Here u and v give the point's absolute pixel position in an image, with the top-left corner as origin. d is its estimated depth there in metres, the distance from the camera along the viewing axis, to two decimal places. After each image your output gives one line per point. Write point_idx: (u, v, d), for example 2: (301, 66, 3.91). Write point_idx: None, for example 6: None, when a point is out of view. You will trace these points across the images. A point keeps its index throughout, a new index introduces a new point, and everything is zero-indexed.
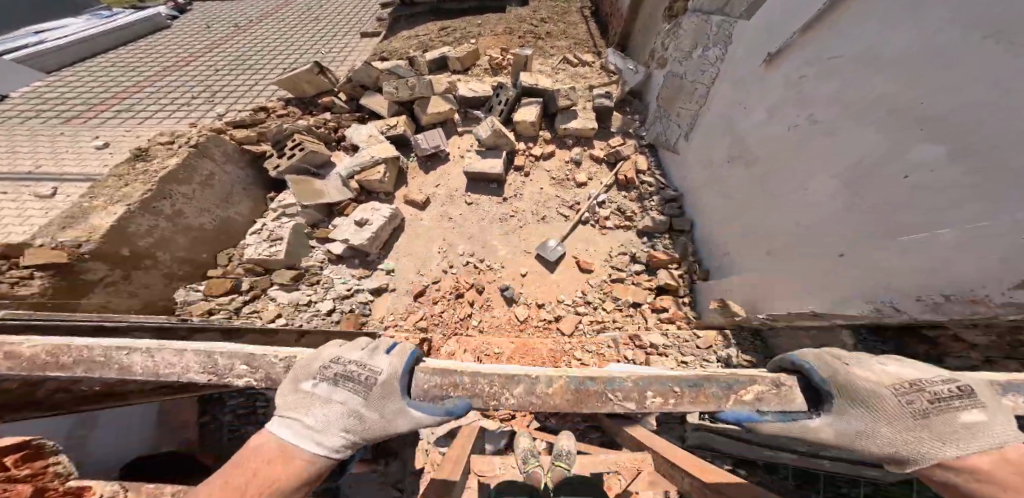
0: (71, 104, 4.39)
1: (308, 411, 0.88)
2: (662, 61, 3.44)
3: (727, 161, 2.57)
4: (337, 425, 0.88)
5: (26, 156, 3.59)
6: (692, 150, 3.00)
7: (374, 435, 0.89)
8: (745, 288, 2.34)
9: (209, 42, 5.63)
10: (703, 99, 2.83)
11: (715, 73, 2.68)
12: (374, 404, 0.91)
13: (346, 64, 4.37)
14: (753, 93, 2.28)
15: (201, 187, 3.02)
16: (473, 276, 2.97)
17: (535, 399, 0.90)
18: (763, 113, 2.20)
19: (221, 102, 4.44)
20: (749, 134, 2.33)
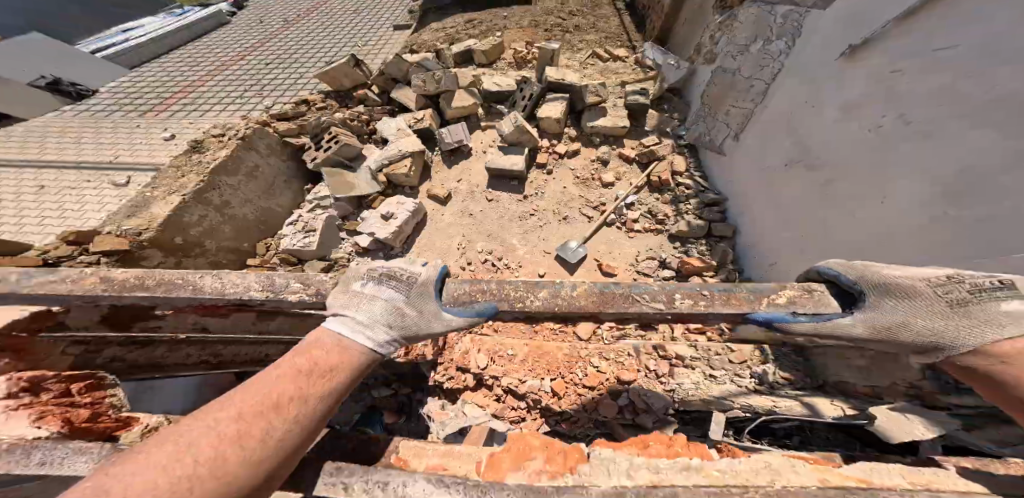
0: (146, 99, 4.87)
1: (356, 308, 0.96)
2: (710, 56, 3.19)
3: (782, 162, 2.37)
4: (382, 320, 0.95)
5: (107, 146, 4.05)
6: (741, 152, 2.76)
7: (413, 330, 0.96)
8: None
9: (260, 38, 5.98)
10: (762, 96, 2.55)
11: (776, 68, 2.44)
12: (413, 302, 0.99)
13: (381, 57, 4.45)
14: (825, 92, 2.06)
15: (246, 179, 3.27)
16: (489, 274, 2.90)
17: (559, 300, 0.97)
18: (835, 112, 1.98)
19: (270, 95, 4.73)
20: (815, 137, 2.12)
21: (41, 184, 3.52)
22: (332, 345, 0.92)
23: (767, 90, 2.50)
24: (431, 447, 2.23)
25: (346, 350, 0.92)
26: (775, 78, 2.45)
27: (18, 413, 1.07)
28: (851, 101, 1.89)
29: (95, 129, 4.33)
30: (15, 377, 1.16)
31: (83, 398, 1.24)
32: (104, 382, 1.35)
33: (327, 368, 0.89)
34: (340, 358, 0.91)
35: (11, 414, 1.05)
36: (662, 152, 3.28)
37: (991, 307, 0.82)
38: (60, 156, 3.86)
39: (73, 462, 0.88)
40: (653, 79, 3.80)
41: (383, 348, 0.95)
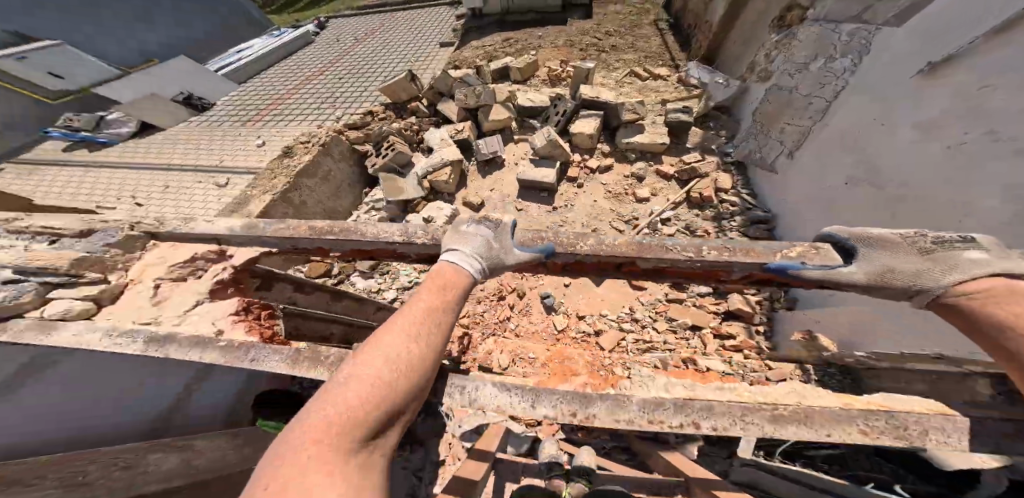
0: (246, 113, 5.76)
1: (458, 241, 1.09)
2: (764, 75, 2.90)
3: (838, 181, 2.09)
4: (474, 250, 1.07)
5: (216, 152, 4.91)
6: (795, 171, 2.47)
7: (496, 261, 1.08)
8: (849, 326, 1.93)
9: (333, 57, 6.73)
10: (822, 115, 2.26)
11: (840, 85, 2.17)
12: (496, 239, 1.12)
13: (430, 72, 4.79)
14: (898, 109, 1.79)
15: (321, 181, 3.74)
16: (515, 280, 3.07)
17: (607, 247, 1.06)
18: (907, 128, 1.72)
19: (340, 107, 5.34)
20: (880, 158, 1.85)
21: (168, 183, 4.42)
22: (447, 273, 1.03)
23: (828, 108, 2.22)
24: (445, 444, 2.39)
25: (456, 274, 1.03)
26: (837, 96, 2.18)
27: (234, 326, 1.32)
28: (929, 118, 1.63)
29: (211, 137, 5.26)
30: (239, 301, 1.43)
31: (266, 323, 1.48)
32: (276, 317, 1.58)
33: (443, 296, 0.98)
34: (448, 284, 1.01)
35: (229, 326, 1.31)
36: (705, 170, 3.09)
37: (960, 256, 0.80)
38: (183, 161, 4.79)
39: (266, 359, 1.08)
40: (697, 97, 3.58)
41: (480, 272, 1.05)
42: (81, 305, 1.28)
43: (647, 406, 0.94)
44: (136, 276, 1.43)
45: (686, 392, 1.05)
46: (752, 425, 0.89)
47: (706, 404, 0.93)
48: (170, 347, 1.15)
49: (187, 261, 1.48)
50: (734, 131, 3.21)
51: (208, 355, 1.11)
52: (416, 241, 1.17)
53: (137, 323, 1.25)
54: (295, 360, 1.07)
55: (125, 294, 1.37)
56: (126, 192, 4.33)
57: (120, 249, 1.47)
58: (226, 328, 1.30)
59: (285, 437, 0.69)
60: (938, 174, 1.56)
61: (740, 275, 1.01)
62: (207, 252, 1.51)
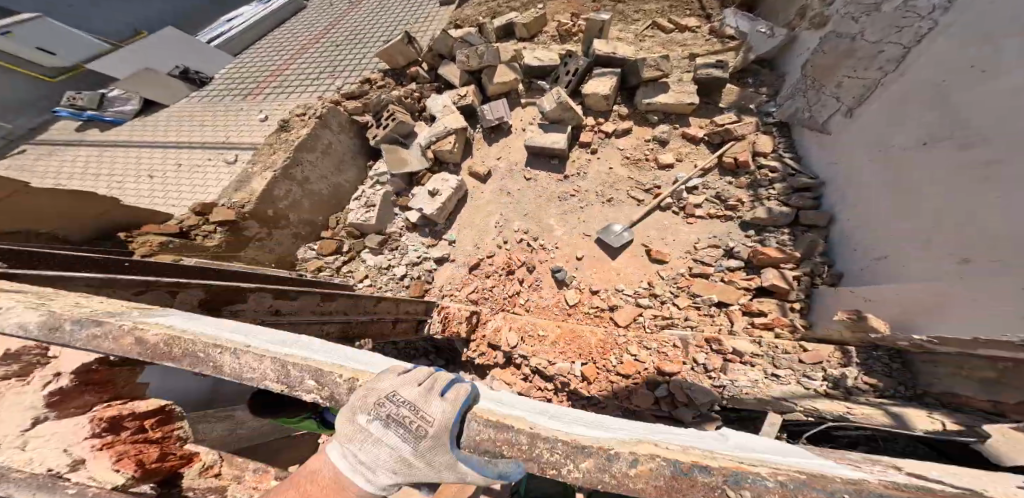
0: (244, 86, 5.56)
1: (364, 445, 0.82)
2: (818, 19, 2.57)
3: (915, 140, 1.78)
4: (385, 467, 0.82)
5: (219, 129, 4.79)
6: (857, 131, 2.17)
7: (419, 481, 0.80)
8: (902, 299, 1.76)
9: (327, 23, 6.35)
10: (896, 64, 1.93)
11: (927, 21, 1.78)
12: (420, 454, 0.80)
13: (429, 34, 4.46)
14: (1002, 50, 1.43)
15: (322, 155, 3.58)
16: (525, 254, 2.95)
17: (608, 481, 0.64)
18: (1011, 77, 1.38)
19: (339, 76, 5.08)
20: (971, 112, 1.53)
21: (179, 162, 4.37)
22: (330, 479, 0.85)
23: (906, 55, 1.87)
24: None
25: (342, 488, 0.83)
26: (920, 40, 1.80)
27: (97, 456, 0.91)
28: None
29: (213, 114, 5.14)
30: (94, 418, 0.96)
31: (154, 435, 1.05)
32: (175, 414, 1.14)
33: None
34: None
35: (90, 455, 0.90)
36: (741, 132, 2.81)
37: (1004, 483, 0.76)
38: (189, 138, 4.70)
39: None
40: (732, 50, 3.22)
41: (386, 490, 0.83)
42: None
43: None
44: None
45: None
46: None
47: None
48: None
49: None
50: (777, 87, 2.90)
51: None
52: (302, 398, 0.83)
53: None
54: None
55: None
56: (138, 171, 4.30)
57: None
58: (85, 458, 0.89)
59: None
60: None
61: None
62: (29, 347, 1.01)
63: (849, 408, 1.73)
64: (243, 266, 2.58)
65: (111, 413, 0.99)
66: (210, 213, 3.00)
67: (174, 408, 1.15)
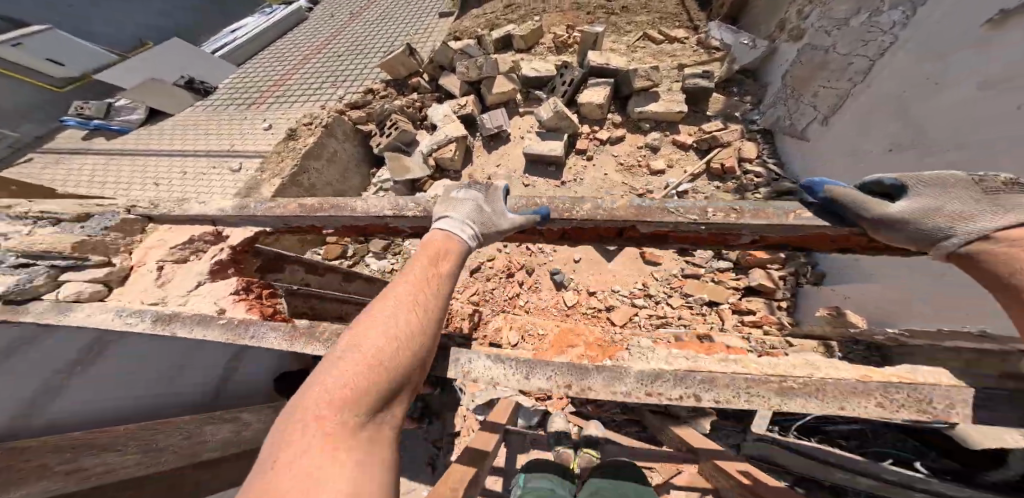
0: (248, 96, 5.69)
1: (449, 209, 1.02)
2: (796, 32, 2.72)
3: (880, 148, 1.92)
4: (466, 216, 1.00)
5: (225, 137, 4.91)
6: (830, 139, 2.31)
7: (490, 225, 1.01)
8: (878, 297, 1.90)
9: (328, 34, 6.53)
10: (863, 75, 2.07)
11: (889, 38, 1.93)
12: (488, 204, 1.04)
13: (429, 46, 4.61)
14: (959, 62, 1.56)
15: (327, 162, 3.70)
16: (524, 257, 3.07)
17: (602, 213, 1.01)
18: (966, 87, 1.51)
19: (341, 86, 5.22)
20: (926, 123, 1.68)
21: (186, 170, 4.48)
22: (442, 239, 0.96)
23: (872, 68, 2.02)
24: (460, 417, 2.55)
25: (451, 244, 0.95)
26: (884, 54, 1.95)
27: (235, 305, 1.37)
28: (991, 77, 1.41)
29: (217, 123, 5.25)
30: (238, 282, 1.48)
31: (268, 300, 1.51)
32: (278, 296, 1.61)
33: (435, 266, 0.90)
34: (445, 253, 0.93)
35: (229, 305, 1.36)
36: (727, 138, 2.94)
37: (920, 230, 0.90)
38: (194, 146, 4.81)
39: (264, 337, 1.09)
40: (718, 60, 3.38)
41: (472, 241, 0.99)
42: (90, 289, 1.35)
43: (645, 377, 0.88)
44: (138, 259, 1.56)
45: (687, 364, 0.95)
46: (756, 397, 0.82)
47: (706, 377, 0.86)
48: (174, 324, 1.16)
49: (184, 245, 1.61)
50: (761, 96, 3.04)
51: (213, 333, 1.12)
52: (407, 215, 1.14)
53: (145, 304, 1.35)
54: (292, 336, 1.07)
55: (129, 278, 1.49)
56: (147, 179, 4.42)
57: (119, 232, 1.61)
58: (228, 307, 1.34)
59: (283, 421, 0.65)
60: (980, 143, 1.42)
61: (750, 239, 1.04)
62: (203, 234, 1.65)
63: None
64: None
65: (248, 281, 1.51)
66: None
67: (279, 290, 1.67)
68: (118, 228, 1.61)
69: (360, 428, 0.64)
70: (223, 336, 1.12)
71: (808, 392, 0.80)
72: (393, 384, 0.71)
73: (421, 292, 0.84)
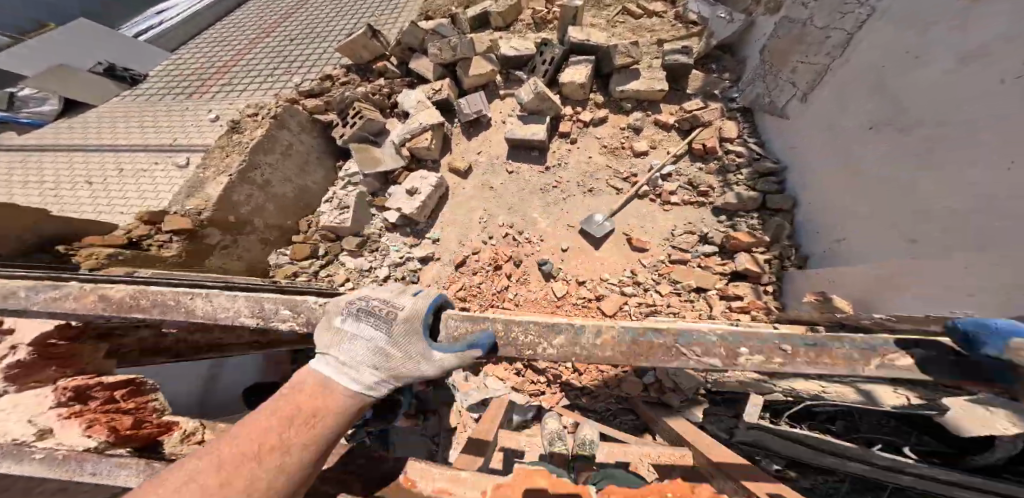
0: (187, 83, 5.09)
1: (342, 346, 0.97)
2: (771, 6, 2.75)
3: (861, 123, 1.97)
4: (367, 362, 0.94)
5: (164, 130, 4.37)
6: (812, 115, 2.36)
7: (401, 370, 0.94)
8: (861, 280, 1.94)
9: (280, 14, 5.96)
10: (842, 50, 2.11)
11: (864, 12, 1.96)
12: (397, 341, 0.96)
13: (397, 25, 4.31)
14: (934, 37, 1.59)
15: (283, 157, 3.33)
16: (511, 248, 2.96)
17: (578, 349, 0.97)
18: (943, 59, 1.54)
19: (298, 71, 4.79)
20: (908, 97, 1.70)
21: (120, 167, 3.95)
22: (314, 385, 0.92)
23: (850, 42, 2.05)
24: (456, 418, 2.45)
25: (330, 391, 0.91)
26: (861, 27, 1.98)
27: (67, 423, 1.07)
28: (969, 49, 1.43)
29: (153, 113, 4.67)
30: (58, 387, 1.15)
31: (127, 404, 1.24)
32: (147, 386, 1.36)
33: (313, 413, 0.87)
34: (321, 402, 0.89)
35: (58, 423, 1.06)
36: (708, 118, 2.95)
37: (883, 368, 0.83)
38: (126, 141, 4.25)
39: (110, 473, 0.93)
40: (697, 35, 3.38)
41: (377, 390, 0.94)
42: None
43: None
44: None
45: None
46: None
47: None
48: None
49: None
50: (738, 74, 3.07)
51: (29, 467, 0.93)
52: (280, 325, 1.08)
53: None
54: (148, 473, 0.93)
55: None
56: (72, 178, 3.85)
57: None
58: (55, 427, 1.04)
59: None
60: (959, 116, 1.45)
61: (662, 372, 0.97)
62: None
63: (825, 386, 1.80)
64: (212, 277, 2.38)
65: (75, 384, 1.17)
66: (161, 222, 2.72)
67: (144, 382, 1.36)
68: None
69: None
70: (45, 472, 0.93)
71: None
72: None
73: (283, 444, 0.81)
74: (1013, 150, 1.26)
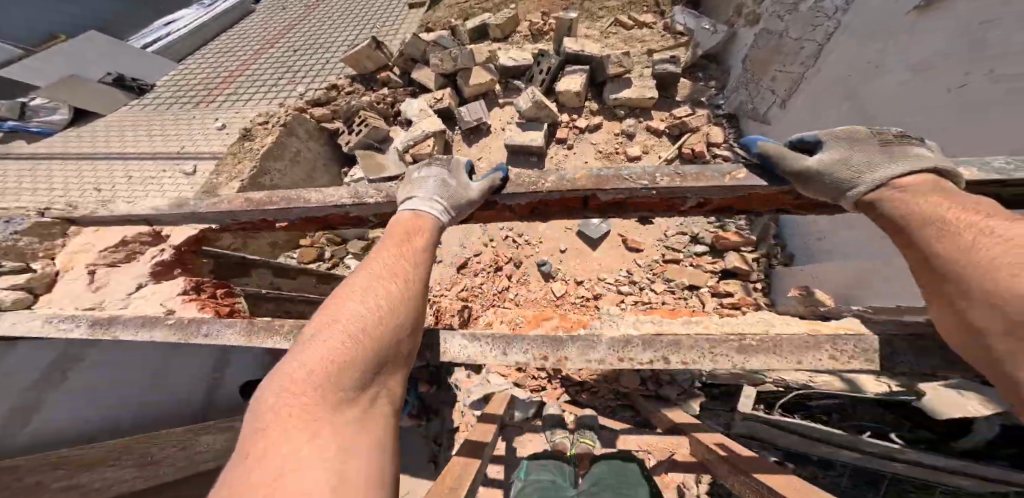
0: (193, 94, 5.22)
1: (412, 191, 1.01)
2: (752, 18, 2.90)
3: (830, 129, 2.08)
4: (433, 193, 0.99)
5: (173, 138, 4.50)
6: (787, 121, 2.48)
7: (458, 198, 1.01)
8: (841, 277, 2.07)
9: (283, 26, 6.14)
10: (813, 60, 2.29)
11: (832, 26, 2.17)
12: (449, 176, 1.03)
13: (398, 37, 4.47)
14: (887, 51, 1.80)
15: (291, 163, 3.45)
16: (511, 250, 3.07)
17: (567, 184, 0.99)
18: (896, 71, 1.73)
19: (302, 81, 4.93)
20: (866, 106, 1.88)
21: (130, 174, 4.06)
22: (408, 219, 0.96)
23: (819, 53, 2.24)
24: (459, 413, 2.54)
25: (421, 219, 0.96)
26: (828, 39, 2.18)
27: (186, 305, 1.32)
28: (922, 60, 1.61)
29: (162, 122, 4.79)
30: (187, 280, 1.43)
31: (223, 302, 1.47)
32: (233, 292, 1.60)
33: (409, 236, 0.93)
34: (413, 228, 0.94)
35: (180, 305, 1.31)
36: (696, 123, 3.09)
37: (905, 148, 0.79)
38: (136, 149, 4.36)
39: (219, 334, 1.04)
40: (685, 45, 3.50)
41: (443, 216, 0.98)
42: (15, 294, 1.26)
43: (616, 344, 0.91)
44: (64, 265, 1.41)
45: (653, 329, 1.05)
46: (721, 357, 0.87)
47: (673, 339, 0.90)
48: (117, 330, 1.10)
49: (115, 248, 1.45)
50: (724, 81, 3.20)
51: (162, 334, 1.07)
52: (369, 202, 1.09)
53: (80, 309, 1.27)
54: (250, 331, 1.02)
55: (57, 282, 1.37)
56: (83, 186, 3.96)
57: (37, 237, 1.40)
58: (178, 308, 1.29)
59: (263, 396, 0.67)
60: (921, 119, 1.59)
61: (694, 201, 1.02)
62: (138, 235, 1.48)
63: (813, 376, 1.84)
64: None
65: (195, 282, 1.44)
66: None
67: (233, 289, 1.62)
68: (32, 232, 1.39)
69: (347, 405, 0.66)
70: (172, 336, 1.06)
71: (766, 350, 0.86)
72: (382, 352, 0.74)
73: (398, 265, 0.86)
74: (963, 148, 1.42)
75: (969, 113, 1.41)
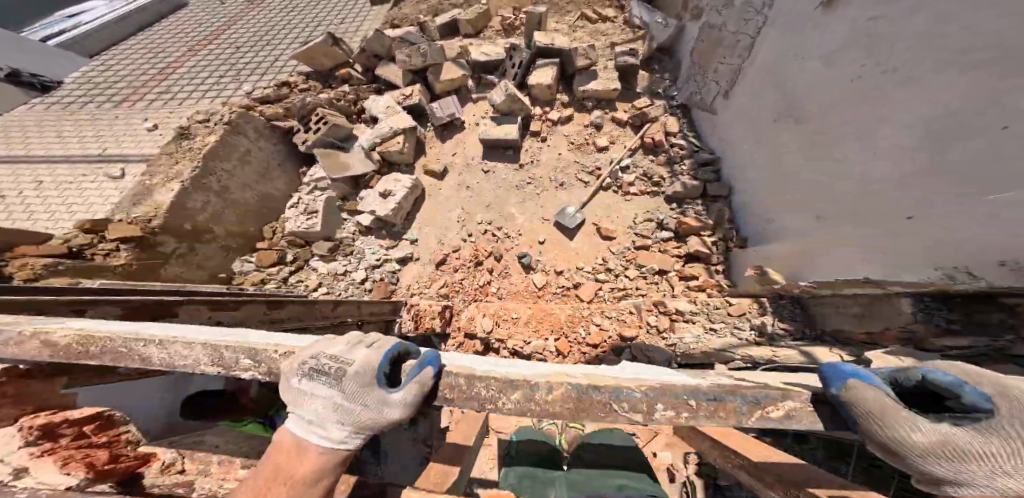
0: (111, 91, 4.63)
1: (302, 407, 0.87)
2: (696, 12, 3.14)
3: (771, 116, 2.30)
4: (331, 422, 0.86)
5: (93, 138, 3.95)
6: (732, 107, 2.71)
7: (365, 426, 0.86)
8: (789, 253, 2.22)
9: (222, 20, 5.67)
10: (749, 51, 2.48)
11: (761, 22, 2.37)
12: (354, 397, 0.86)
13: (360, 33, 4.33)
14: (807, 41, 1.99)
15: (240, 164, 3.15)
16: (491, 244, 3.05)
17: (534, 407, 0.86)
18: (816, 61, 1.92)
19: (247, 79, 4.57)
20: (799, 90, 2.06)
21: (39, 180, 3.48)
22: (290, 446, 0.87)
23: (753, 45, 2.44)
24: (447, 414, 2.44)
25: (303, 456, 0.85)
26: (760, 32, 2.38)
27: (39, 462, 0.98)
28: (833, 49, 1.81)
29: (76, 122, 4.18)
30: (25, 427, 1.02)
31: (99, 440, 1.13)
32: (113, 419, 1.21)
33: (289, 475, 0.83)
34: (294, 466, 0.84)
35: (32, 463, 0.97)
36: (655, 114, 3.26)
37: None
38: (47, 149, 3.78)
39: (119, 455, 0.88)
40: (642, 39, 3.70)
41: (346, 444, 0.87)
42: None
43: None
44: None
45: None
46: None
47: None
48: None
49: None
50: (676, 73, 3.42)
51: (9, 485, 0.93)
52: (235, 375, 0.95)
53: None
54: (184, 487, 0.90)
55: None
56: None
57: None
58: (28, 467, 0.96)
59: None
60: (846, 101, 1.76)
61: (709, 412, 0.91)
62: None
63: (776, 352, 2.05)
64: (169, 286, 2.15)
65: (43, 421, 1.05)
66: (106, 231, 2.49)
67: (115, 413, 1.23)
68: None
69: None
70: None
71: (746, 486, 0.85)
72: None
73: None
74: (883, 124, 1.57)
75: (887, 92, 1.55)
